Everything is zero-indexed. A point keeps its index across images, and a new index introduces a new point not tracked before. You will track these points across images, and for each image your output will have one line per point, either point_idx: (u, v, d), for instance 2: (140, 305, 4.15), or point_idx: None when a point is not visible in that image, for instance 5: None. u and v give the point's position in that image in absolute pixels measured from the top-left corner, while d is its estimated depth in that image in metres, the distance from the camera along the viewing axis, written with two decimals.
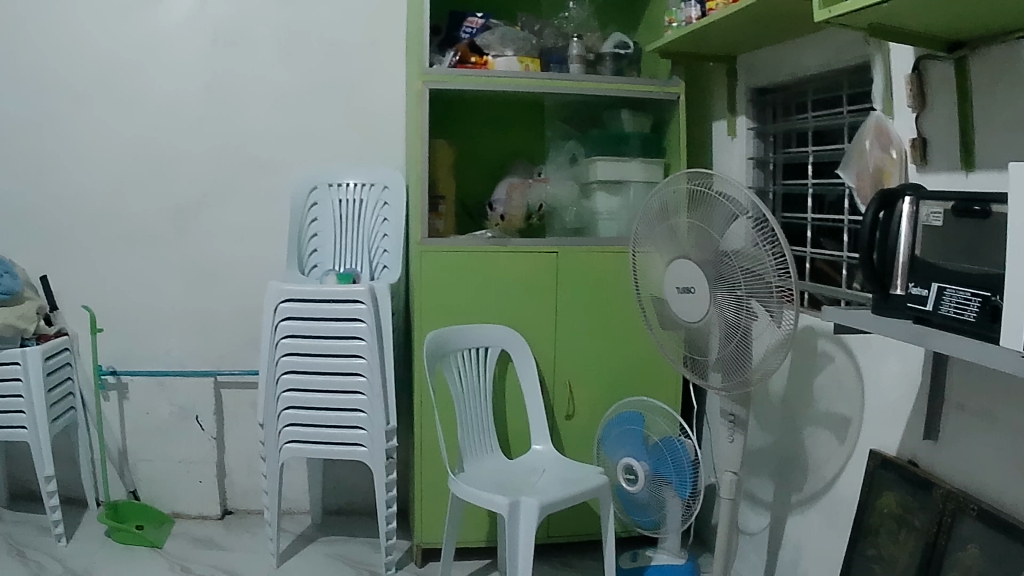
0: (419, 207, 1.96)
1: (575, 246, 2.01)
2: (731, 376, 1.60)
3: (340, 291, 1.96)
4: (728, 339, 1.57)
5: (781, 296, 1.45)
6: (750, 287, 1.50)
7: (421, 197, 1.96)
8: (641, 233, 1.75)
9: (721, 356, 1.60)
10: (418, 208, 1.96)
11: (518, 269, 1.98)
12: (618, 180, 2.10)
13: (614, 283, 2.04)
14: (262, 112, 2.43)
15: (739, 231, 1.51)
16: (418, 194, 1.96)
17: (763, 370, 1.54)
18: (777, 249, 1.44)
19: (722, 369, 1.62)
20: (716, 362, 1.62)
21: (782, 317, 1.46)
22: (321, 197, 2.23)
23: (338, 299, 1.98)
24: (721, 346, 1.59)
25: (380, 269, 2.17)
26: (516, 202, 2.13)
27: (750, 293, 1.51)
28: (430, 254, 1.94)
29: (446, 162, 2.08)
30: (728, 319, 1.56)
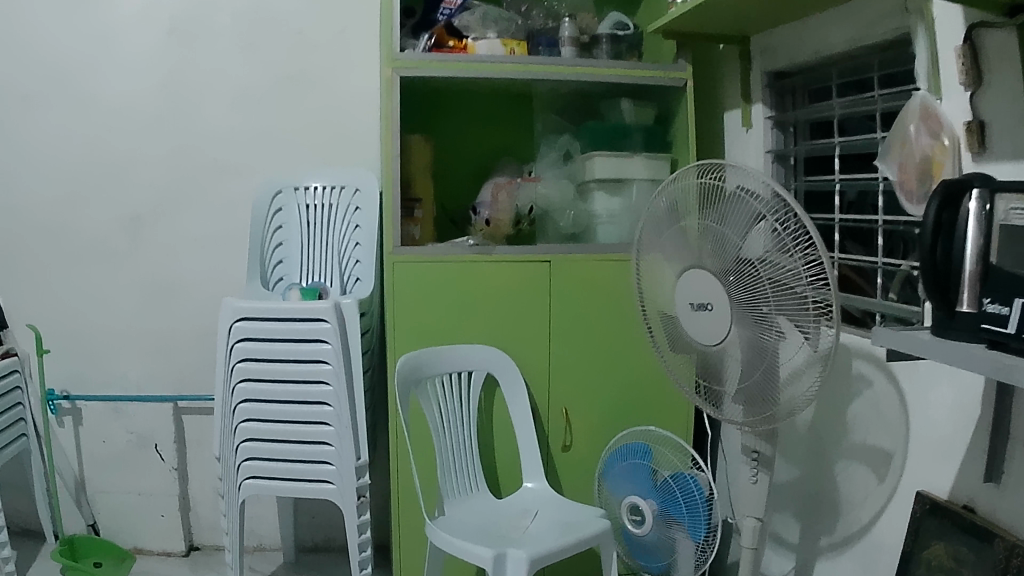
0: (387, 212, 1.71)
1: (571, 254, 1.77)
2: (757, 404, 1.36)
3: (301, 309, 1.70)
4: (752, 363, 1.33)
5: (817, 312, 1.20)
6: (777, 302, 1.25)
7: (391, 198, 1.70)
8: (647, 235, 1.51)
9: (745, 382, 1.36)
10: (388, 213, 1.71)
11: (506, 279, 1.74)
12: (617, 179, 1.87)
13: (617, 295, 1.79)
14: (222, 110, 2.18)
15: (762, 233, 1.26)
16: (388, 195, 1.71)
17: (796, 401, 1.29)
18: (811, 256, 1.19)
19: (746, 396, 1.37)
20: (739, 387, 1.38)
21: (818, 340, 1.21)
22: (286, 203, 1.99)
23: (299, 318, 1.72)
24: (745, 370, 1.35)
25: (352, 282, 1.92)
26: (504, 205, 1.84)
27: (778, 309, 1.26)
28: (406, 266, 1.69)
29: (422, 160, 1.82)
30: (752, 341, 1.31)
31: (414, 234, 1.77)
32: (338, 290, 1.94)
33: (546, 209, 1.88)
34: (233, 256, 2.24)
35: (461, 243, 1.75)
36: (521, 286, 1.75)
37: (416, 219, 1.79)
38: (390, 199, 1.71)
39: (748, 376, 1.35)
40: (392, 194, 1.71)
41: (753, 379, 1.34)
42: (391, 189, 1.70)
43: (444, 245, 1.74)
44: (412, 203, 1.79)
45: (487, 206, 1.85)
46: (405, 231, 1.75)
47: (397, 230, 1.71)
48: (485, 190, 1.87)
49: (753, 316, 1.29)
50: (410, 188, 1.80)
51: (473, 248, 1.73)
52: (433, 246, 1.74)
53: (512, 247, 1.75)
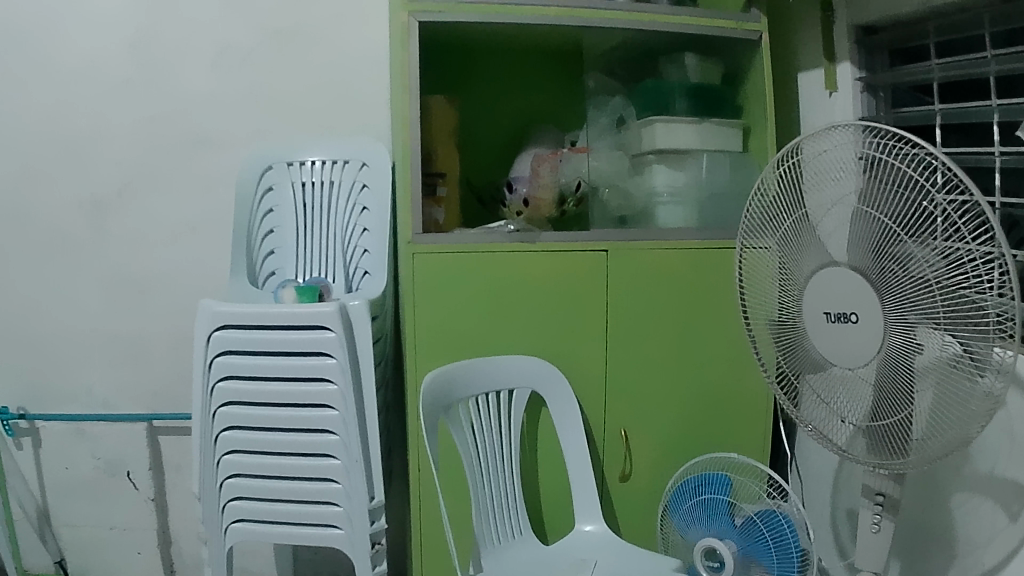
0: (404, 192, 1.36)
1: (631, 242, 1.44)
2: (889, 439, 1.04)
3: (298, 314, 1.36)
4: (888, 384, 1.01)
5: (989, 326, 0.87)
6: (931, 306, 0.93)
7: (410, 176, 1.36)
8: (755, 221, 1.23)
9: (876, 407, 1.04)
10: (405, 193, 1.36)
11: (554, 274, 1.40)
12: (682, 150, 1.54)
13: (688, 293, 1.48)
14: (203, 74, 1.82)
15: (915, 215, 0.96)
16: (405, 171, 1.36)
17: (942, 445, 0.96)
18: (988, 246, 0.87)
19: (875, 427, 1.05)
20: (867, 414, 1.05)
21: (988, 361, 0.89)
22: (278, 182, 1.64)
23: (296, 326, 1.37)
24: (876, 393, 1.03)
25: (360, 276, 1.57)
26: (545, 181, 1.49)
27: (930, 319, 0.94)
28: (429, 258, 1.35)
29: (444, 128, 1.47)
30: (889, 357, 1.00)
31: (437, 218, 1.42)
32: (343, 287, 1.59)
33: (596, 187, 1.53)
34: (215, 247, 1.87)
35: (497, 227, 1.41)
36: (572, 282, 1.41)
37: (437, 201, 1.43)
38: (409, 175, 1.36)
39: (881, 399, 1.03)
40: (411, 170, 1.36)
41: (887, 404, 1.02)
42: (410, 164, 1.36)
43: (473, 231, 1.40)
44: (432, 180, 1.43)
45: (525, 183, 1.51)
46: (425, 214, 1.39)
47: (415, 212, 1.36)
48: (524, 166, 1.54)
49: (896, 324, 0.97)
50: (430, 160, 1.44)
51: (511, 235, 1.39)
52: (459, 233, 1.39)
53: (559, 233, 1.41)
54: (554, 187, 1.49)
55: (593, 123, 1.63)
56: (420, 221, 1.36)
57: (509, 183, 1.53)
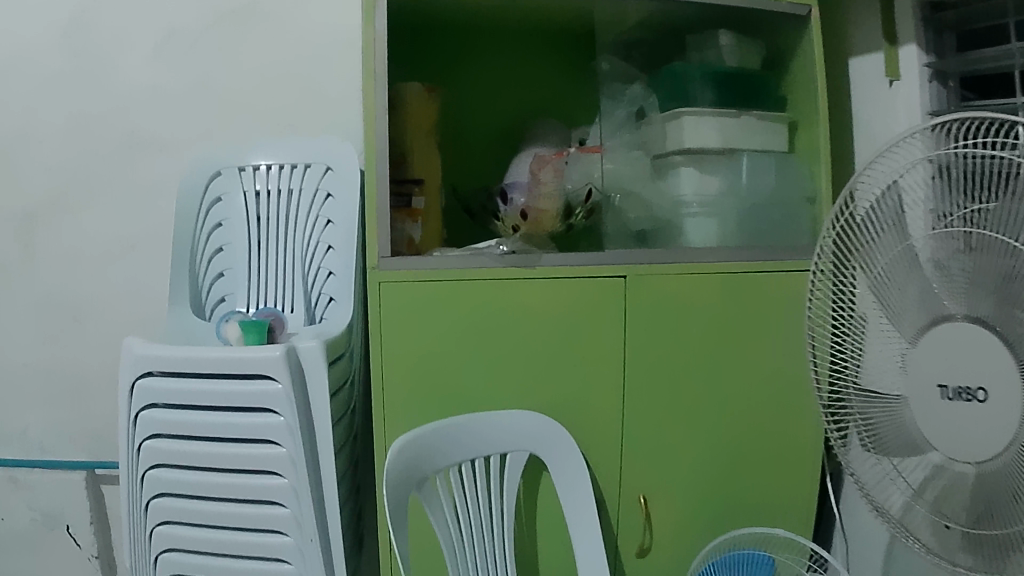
0: (368, 202, 1.06)
1: (653, 266, 1.14)
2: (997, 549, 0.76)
3: (236, 361, 1.08)
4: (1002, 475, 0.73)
5: None
6: None
7: (375, 180, 1.06)
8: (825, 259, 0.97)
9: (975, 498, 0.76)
10: (369, 202, 1.06)
11: (557, 307, 1.11)
12: (718, 150, 1.25)
13: (724, 330, 1.19)
14: (143, 63, 1.51)
15: None
16: (369, 175, 1.06)
17: None
18: None
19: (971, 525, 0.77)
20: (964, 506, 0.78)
21: None
22: (227, 190, 1.35)
23: (235, 374, 1.09)
24: (980, 481, 0.76)
25: (323, 305, 1.30)
26: (548, 189, 1.18)
27: None
28: (403, 288, 1.06)
29: (422, 122, 1.17)
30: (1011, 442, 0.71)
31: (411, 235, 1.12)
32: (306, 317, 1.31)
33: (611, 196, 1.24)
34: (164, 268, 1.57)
35: (488, 246, 1.12)
36: (580, 316, 1.12)
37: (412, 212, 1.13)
38: (373, 179, 1.06)
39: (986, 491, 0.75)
40: (378, 175, 1.05)
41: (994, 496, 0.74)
42: (374, 165, 1.05)
43: (457, 251, 1.10)
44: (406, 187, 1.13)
45: (524, 191, 1.20)
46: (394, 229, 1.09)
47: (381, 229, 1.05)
48: (523, 168, 1.24)
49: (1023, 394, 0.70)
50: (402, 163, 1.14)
51: (506, 258, 1.09)
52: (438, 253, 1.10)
53: (564, 254, 1.11)
54: (559, 196, 1.19)
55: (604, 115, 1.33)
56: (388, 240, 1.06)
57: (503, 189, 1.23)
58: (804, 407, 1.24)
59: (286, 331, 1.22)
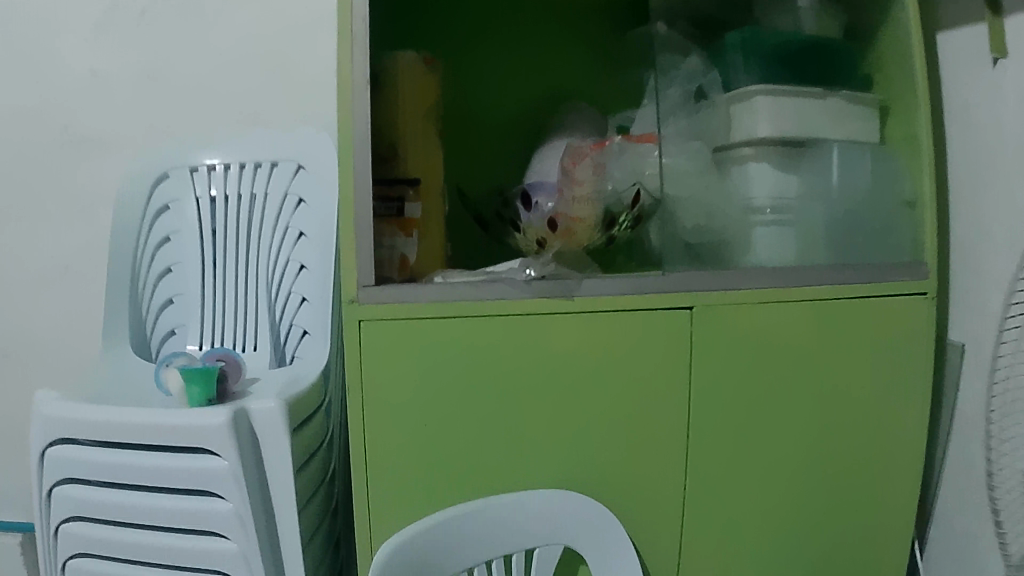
0: (343, 209, 0.72)
1: (728, 290, 0.83)
2: None
3: (174, 432, 0.79)
4: None
5: None
6: None
7: (352, 177, 0.72)
8: None
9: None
10: (344, 209, 0.72)
11: (598, 349, 0.80)
12: (798, 140, 0.97)
13: (814, 377, 0.88)
14: (71, 35, 1.17)
15: None
16: (344, 170, 0.72)
17: None
18: None
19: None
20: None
21: None
22: (176, 194, 1.07)
23: (173, 447, 0.81)
24: None
25: (294, 340, 1.02)
26: (586, 195, 0.87)
27: None
28: (389, 329, 0.74)
29: (416, 100, 0.84)
30: None
31: (402, 254, 0.77)
32: (274, 358, 1.02)
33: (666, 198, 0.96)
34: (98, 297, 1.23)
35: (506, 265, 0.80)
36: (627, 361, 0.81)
37: (404, 223, 0.79)
38: (350, 177, 0.72)
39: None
40: (356, 172, 0.72)
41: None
42: (353, 156, 0.72)
43: (463, 273, 0.78)
44: (395, 189, 0.79)
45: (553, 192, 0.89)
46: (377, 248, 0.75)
47: (363, 248, 0.72)
48: (550, 165, 0.93)
49: None
50: (388, 156, 0.80)
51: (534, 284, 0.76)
52: (439, 277, 0.77)
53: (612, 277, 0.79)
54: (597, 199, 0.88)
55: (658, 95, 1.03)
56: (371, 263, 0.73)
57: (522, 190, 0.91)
58: (910, 476, 0.92)
59: (242, 379, 0.94)
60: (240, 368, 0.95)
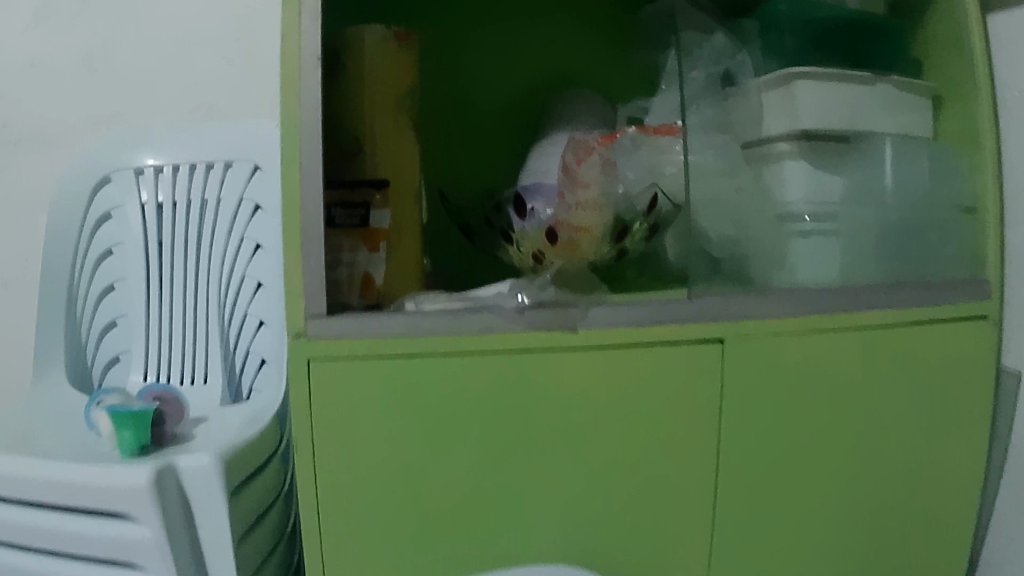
0: (286, 217, 0.55)
1: (768, 318, 0.65)
2: None
3: (91, 495, 0.64)
4: None
5: None
6: None
7: (298, 174, 0.55)
8: None
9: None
10: (289, 217, 0.55)
11: (605, 396, 0.62)
12: (841, 134, 0.82)
13: (867, 426, 0.69)
14: None
15: None
16: (288, 167, 0.55)
17: None
18: None
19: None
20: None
21: None
22: (114, 200, 0.90)
23: (93, 511, 0.67)
24: None
25: (251, 372, 0.87)
26: (592, 202, 0.70)
27: None
28: (340, 369, 0.58)
29: (389, 81, 0.66)
30: None
31: (364, 273, 0.61)
32: (228, 392, 0.86)
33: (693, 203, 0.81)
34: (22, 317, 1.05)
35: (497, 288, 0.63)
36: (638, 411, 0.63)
37: (369, 234, 0.62)
38: (298, 174, 0.55)
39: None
40: (303, 169, 0.55)
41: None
42: (301, 148, 0.55)
43: (440, 299, 0.61)
44: (359, 192, 0.62)
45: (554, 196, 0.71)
46: (330, 267, 0.59)
47: (312, 267, 0.56)
48: (550, 163, 0.76)
49: None
50: (348, 152, 0.64)
51: (530, 313, 0.59)
52: (410, 304, 0.60)
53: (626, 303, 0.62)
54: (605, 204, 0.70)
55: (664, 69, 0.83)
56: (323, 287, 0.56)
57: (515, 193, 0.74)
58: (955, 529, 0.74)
59: (185, 421, 0.79)
60: (183, 407, 0.80)
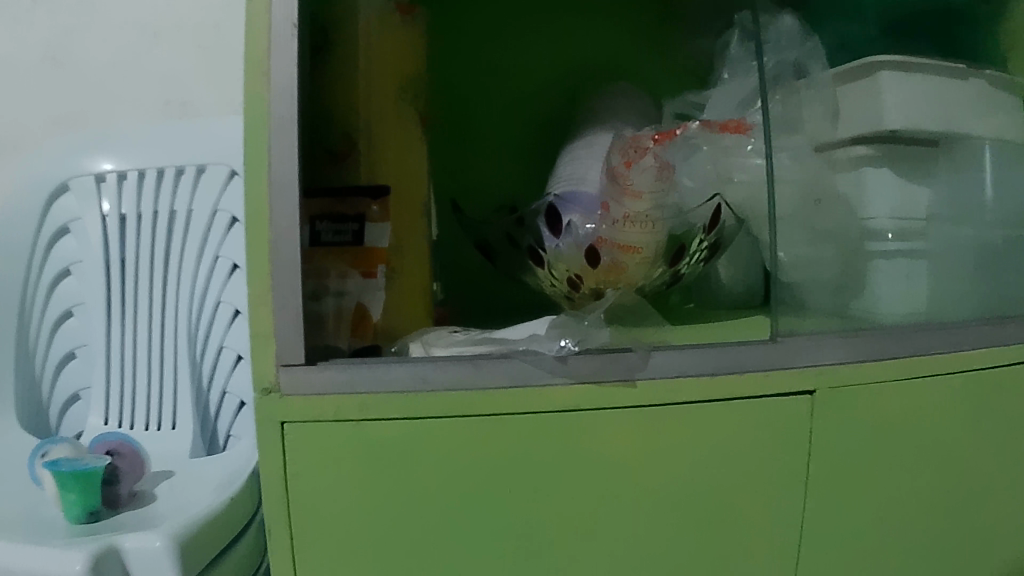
0: (249, 237, 0.41)
1: (871, 363, 0.51)
2: None
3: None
4: None
5: None
6: None
7: (267, 179, 0.41)
8: None
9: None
10: (253, 237, 0.41)
11: (669, 472, 0.47)
12: (931, 137, 0.68)
13: (976, 496, 0.55)
14: None
15: None
16: (252, 170, 0.41)
17: None
18: None
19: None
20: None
21: None
22: (71, 213, 0.75)
23: None
24: None
25: (230, 417, 0.74)
26: (645, 218, 0.56)
27: None
28: (321, 446, 0.42)
29: (388, 70, 0.53)
30: None
31: (357, 305, 0.48)
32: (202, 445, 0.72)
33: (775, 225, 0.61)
34: None
35: (530, 328, 0.48)
36: (710, 490, 0.48)
37: (365, 256, 0.48)
38: (266, 180, 0.41)
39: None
40: (273, 174, 0.41)
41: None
42: (270, 145, 0.41)
43: (457, 341, 0.46)
44: (350, 202, 0.48)
45: (593, 209, 0.57)
46: (311, 300, 0.44)
47: (285, 305, 0.41)
48: (581, 166, 0.61)
49: None
50: (336, 152, 0.49)
51: (576, 363, 0.45)
52: (415, 350, 0.46)
53: (697, 347, 0.47)
54: (659, 217, 0.56)
55: (731, 54, 0.64)
56: (301, 331, 0.41)
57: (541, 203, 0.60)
58: None
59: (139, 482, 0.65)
60: (140, 463, 0.66)
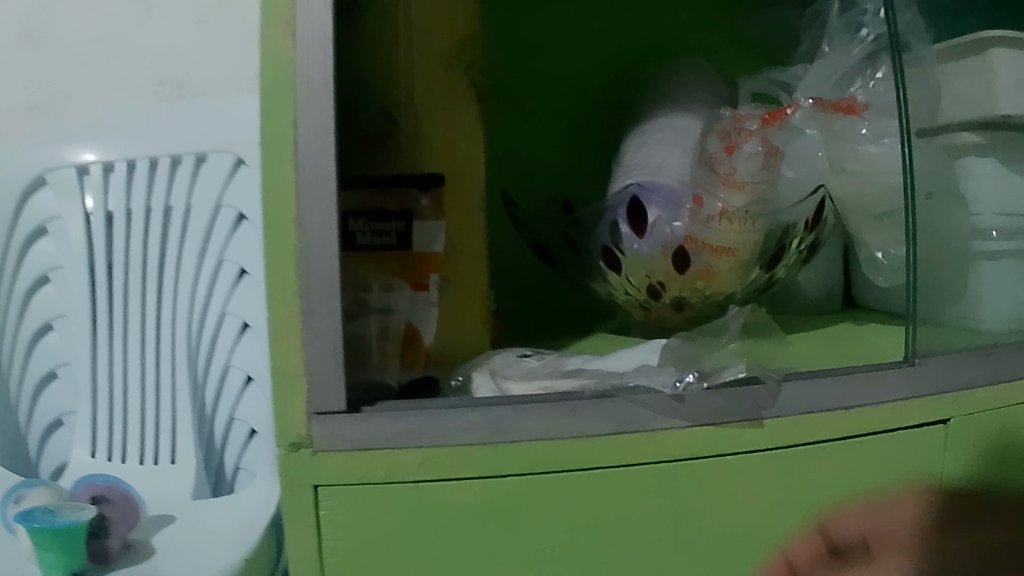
0: (269, 246, 0.31)
1: (1017, 381, 0.40)
2: None
3: None
4: None
5: None
6: None
7: (293, 169, 0.31)
8: None
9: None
10: (275, 246, 0.31)
11: (789, 527, 0.37)
12: None
13: None
14: None
15: None
16: (272, 156, 0.31)
17: None
18: None
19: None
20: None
21: None
22: (47, 215, 0.64)
23: None
24: None
25: (239, 446, 0.64)
26: (742, 214, 0.45)
27: None
28: (371, 513, 0.32)
29: (438, 30, 0.42)
30: None
31: (407, 324, 0.38)
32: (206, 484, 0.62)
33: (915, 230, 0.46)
34: None
35: (630, 353, 0.38)
36: (854, 545, 0.38)
37: (414, 264, 0.38)
38: (291, 170, 0.31)
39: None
40: (300, 163, 0.31)
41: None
42: (297, 123, 0.31)
43: (538, 373, 0.36)
44: (392, 194, 0.38)
45: (682, 203, 0.46)
46: (348, 321, 0.34)
47: (318, 334, 0.31)
48: (659, 151, 0.48)
49: None
50: (372, 135, 0.39)
51: (694, 400, 0.34)
52: (483, 390, 0.36)
53: (829, 374, 0.37)
54: (763, 213, 0.46)
55: (830, 27, 0.53)
56: (340, 367, 0.31)
57: (616, 195, 0.48)
58: None
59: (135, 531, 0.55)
60: (134, 504, 0.56)
